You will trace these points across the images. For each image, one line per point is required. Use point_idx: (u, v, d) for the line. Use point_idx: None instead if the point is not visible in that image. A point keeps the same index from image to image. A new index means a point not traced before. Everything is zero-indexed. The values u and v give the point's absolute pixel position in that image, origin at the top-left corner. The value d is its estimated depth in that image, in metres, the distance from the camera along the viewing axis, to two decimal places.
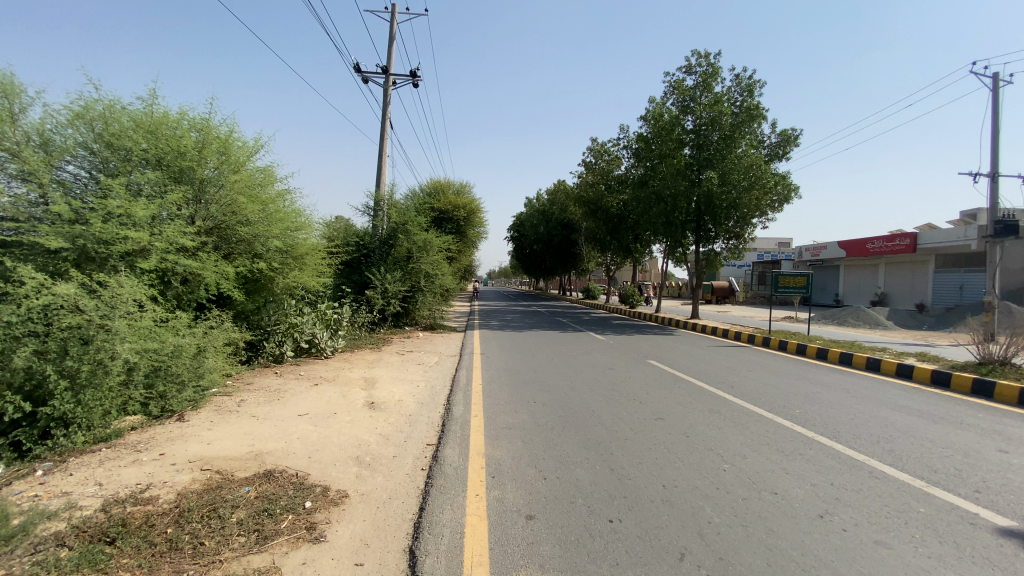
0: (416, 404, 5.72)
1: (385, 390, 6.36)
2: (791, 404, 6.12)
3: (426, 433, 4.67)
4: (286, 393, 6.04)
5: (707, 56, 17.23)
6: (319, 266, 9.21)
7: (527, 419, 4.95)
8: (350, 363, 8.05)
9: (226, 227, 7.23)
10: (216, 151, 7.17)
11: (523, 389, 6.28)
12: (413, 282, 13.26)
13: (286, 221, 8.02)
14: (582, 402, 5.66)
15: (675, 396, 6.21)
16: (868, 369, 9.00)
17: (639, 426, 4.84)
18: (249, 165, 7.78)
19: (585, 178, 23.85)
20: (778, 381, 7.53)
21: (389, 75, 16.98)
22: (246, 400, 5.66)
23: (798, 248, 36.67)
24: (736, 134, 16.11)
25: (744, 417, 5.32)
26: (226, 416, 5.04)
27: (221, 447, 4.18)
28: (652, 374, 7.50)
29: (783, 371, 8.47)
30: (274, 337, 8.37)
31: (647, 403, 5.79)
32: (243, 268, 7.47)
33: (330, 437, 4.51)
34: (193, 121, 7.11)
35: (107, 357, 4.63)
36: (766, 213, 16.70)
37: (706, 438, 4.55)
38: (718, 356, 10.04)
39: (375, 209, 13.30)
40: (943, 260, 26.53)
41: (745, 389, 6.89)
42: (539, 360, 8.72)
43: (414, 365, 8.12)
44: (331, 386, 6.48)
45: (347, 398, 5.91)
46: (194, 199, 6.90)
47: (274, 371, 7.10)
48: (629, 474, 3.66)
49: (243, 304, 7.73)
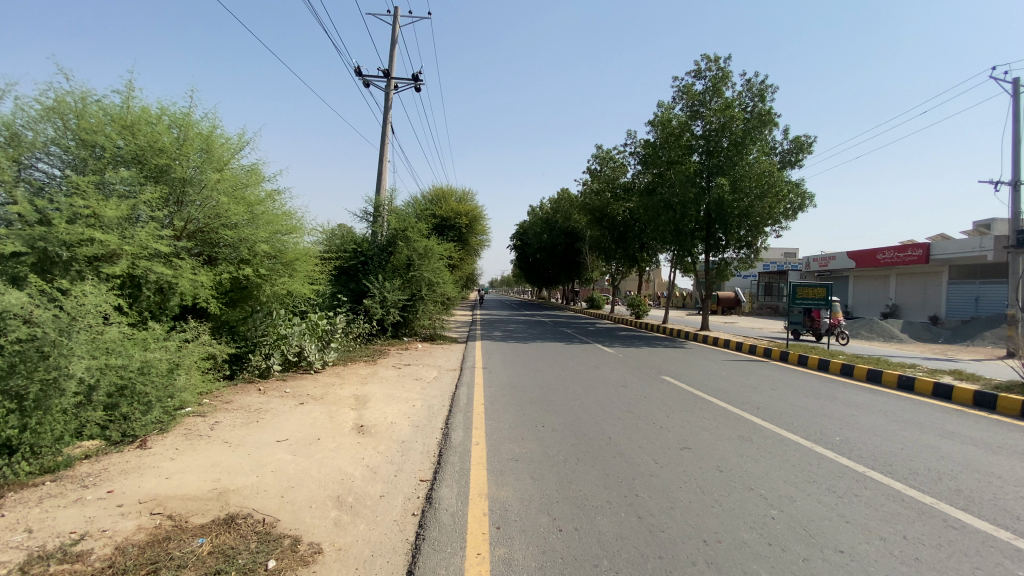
0: (411, 428, 5.11)
1: (378, 411, 5.75)
2: (827, 430, 5.52)
3: (419, 466, 4.06)
4: (267, 414, 5.43)
5: (717, 61, 16.74)
6: (311, 273, 8.65)
7: (536, 449, 4.37)
8: (342, 378, 7.45)
9: (208, 231, 6.74)
10: (197, 148, 6.63)
11: (530, 411, 5.68)
12: (412, 291, 12.69)
13: (274, 224, 7.48)
14: (596, 428, 5.07)
15: (698, 419, 5.63)
16: (899, 388, 8.35)
17: (664, 458, 4.26)
18: (234, 164, 7.25)
19: (590, 186, 23.31)
20: (806, 401, 6.91)
21: (391, 79, 16.57)
22: (220, 422, 5.05)
23: (806, 259, 36.07)
24: (747, 140, 15.56)
25: (779, 447, 4.73)
26: (195, 442, 4.44)
27: (180, 484, 3.58)
28: (669, 393, 6.92)
29: (809, 389, 7.85)
30: (261, 349, 7.78)
31: (667, 428, 5.23)
32: (227, 275, 6.97)
33: (310, 471, 3.91)
34: (173, 116, 6.57)
35: (61, 375, 4.03)
36: (779, 222, 16.12)
37: (743, 476, 3.97)
38: (736, 372, 9.41)
39: (376, 215, 12.77)
40: (957, 271, 25.87)
41: (773, 411, 6.28)
42: (546, 375, 8.12)
43: (411, 381, 7.52)
44: (318, 406, 5.87)
45: (334, 420, 5.30)
46: (174, 201, 6.38)
47: (258, 388, 6.50)
48: (661, 525, 3.08)
49: (225, 314, 7.17)
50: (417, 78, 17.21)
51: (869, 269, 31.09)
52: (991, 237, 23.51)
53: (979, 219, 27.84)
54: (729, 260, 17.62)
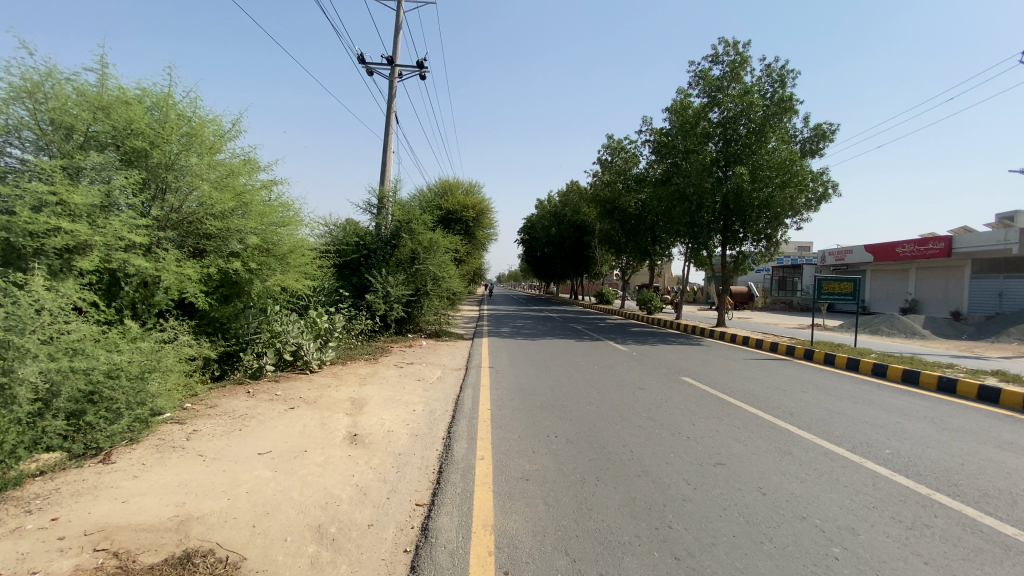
0: (409, 437, 4.58)
1: (374, 417, 5.23)
2: (874, 440, 4.94)
3: (415, 487, 3.54)
4: (252, 421, 4.93)
5: (735, 45, 15.99)
6: (307, 267, 8.14)
7: (549, 465, 3.84)
8: (339, 378, 6.94)
9: (195, 221, 6.29)
10: (177, 131, 6.14)
11: (541, 418, 5.16)
12: (417, 285, 12.18)
13: (266, 215, 7.02)
14: (616, 439, 4.54)
15: (727, 428, 5.08)
16: (940, 391, 7.69)
17: (697, 478, 3.74)
18: (220, 149, 6.74)
19: (601, 177, 22.67)
20: (842, 406, 6.33)
21: (394, 67, 16.06)
22: (198, 431, 4.56)
23: (821, 252, 35.21)
24: (766, 128, 14.86)
25: (826, 465, 4.17)
26: (165, 456, 3.96)
27: (138, 511, 3.09)
28: (692, 397, 6.37)
29: (842, 392, 7.26)
30: (252, 347, 7.29)
31: (694, 438, 4.70)
32: (215, 269, 6.50)
33: (290, 492, 3.40)
34: (154, 98, 6.10)
35: (10, 381, 3.57)
36: (801, 213, 15.39)
37: (791, 501, 3.43)
38: (761, 372, 8.80)
39: (379, 206, 12.30)
40: (981, 265, 24.99)
41: (808, 418, 5.70)
42: (557, 376, 7.58)
43: (413, 382, 6.99)
44: (309, 411, 5.36)
45: (325, 428, 4.80)
46: (156, 189, 5.91)
47: (247, 391, 6.00)
48: (704, 568, 2.55)
49: (214, 310, 6.69)
50: (422, 66, 16.69)
51: (887, 263, 30.21)
52: (1016, 230, 22.61)
53: (1002, 211, 26.91)
54: (747, 253, 16.93)
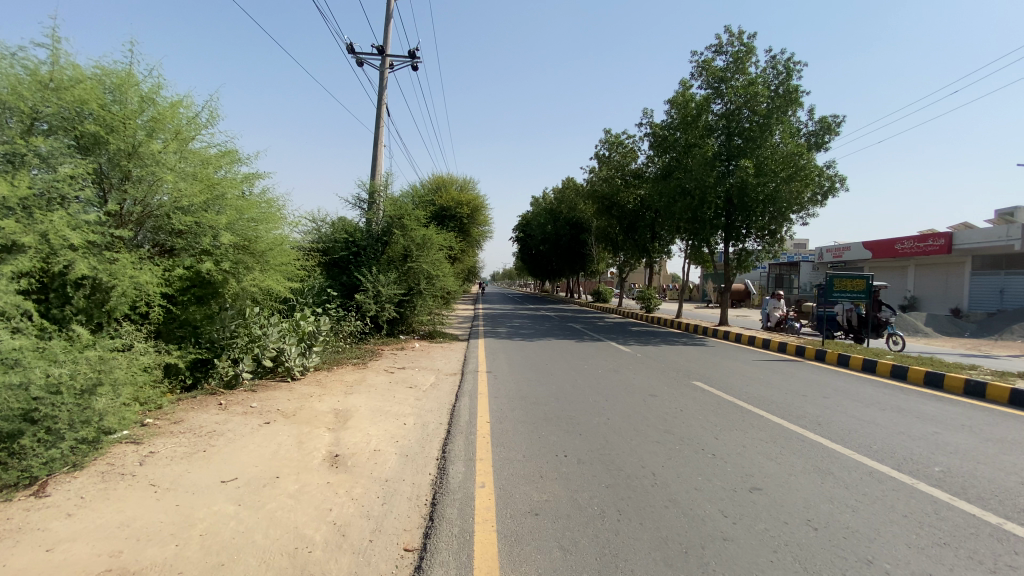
0: (399, 458, 4.02)
1: (359, 432, 4.65)
2: (919, 457, 4.45)
3: (405, 525, 2.98)
4: (220, 440, 4.34)
5: (740, 34, 15.48)
6: (290, 265, 7.55)
7: (562, 495, 3.29)
8: (322, 387, 6.34)
9: (161, 216, 5.73)
10: (138, 115, 5.56)
11: (547, 432, 4.61)
12: (409, 284, 11.59)
13: (243, 210, 6.43)
14: (634, 459, 3.99)
15: (755, 442, 4.56)
16: (968, 395, 7.22)
17: (734, 508, 3.22)
18: (190, 135, 6.14)
19: (598, 173, 22.15)
20: (873, 415, 5.81)
21: (385, 57, 15.48)
22: (154, 454, 3.99)
23: (819, 249, 34.97)
24: (772, 119, 14.38)
25: (876, 490, 3.66)
26: (110, 488, 3.38)
27: (61, 564, 2.53)
28: (709, 405, 5.85)
29: (867, 397, 6.75)
30: (227, 353, 6.70)
31: (721, 456, 4.16)
32: (182, 269, 5.95)
33: (252, 534, 2.83)
34: (113, 79, 5.49)
35: None
36: (806, 208, 14.91)
37: (849, 538, 2.91)
38: (775, 374, 8.30)
39: (370, 202, 11.72)
40: (981, 261, 24.72)
41: (840, 429, 5.18)
42: (561, 382, 7.01)
43: (405, 390, 6.41)
44: (286, 426, 4.79)
45: (304, 448, 4.23)
46: (113, 179, 5.36)
47: (218, 403, 5.41)
48: None
49: (183, 313, 6.13)
50: (415, 57, 16.10)
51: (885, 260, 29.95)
52: (1018, 226, 22.31)
53: (1002, 207, 26.68)
54: (750, 250, 16.46)
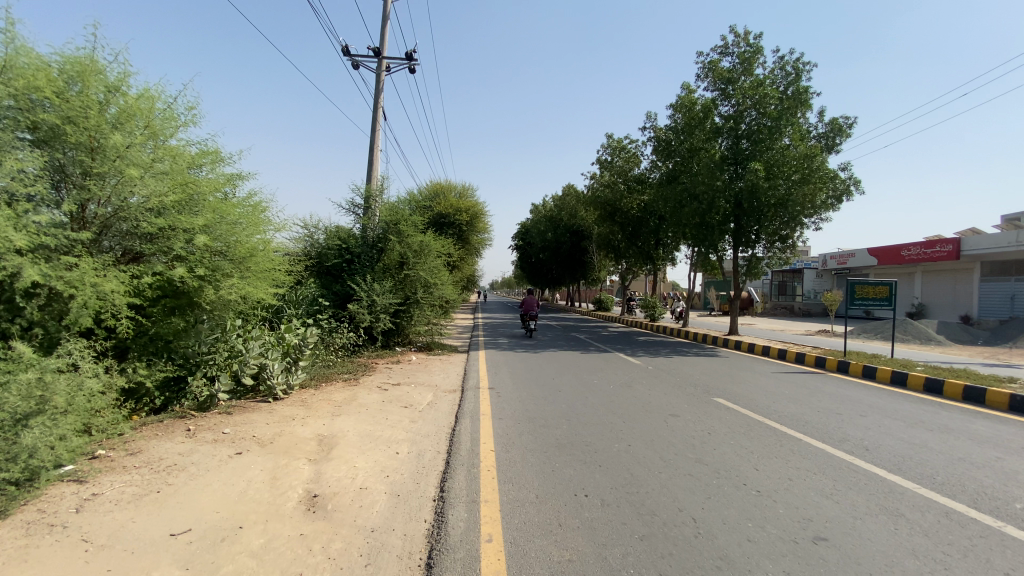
0: (388, 499, 3.38)
1: (345, 465, 4.02)
2: (994, 491, 3.82)
3: None
4: (181, 476, 3.72)
5: (746, 35, 15.03)
6: (274, 274, 6.91)
7: (587, 553, 2.67)
8: (307, 408, 5.69)
9: (129, 219, 5.12)
10: (103, 106, 4.96)
11: (561, 464, 3.98)
12: (406, 293, 10.96)
13: (221, 212, 5.80)
14: (669, 499, 3.37)
15: (801, 473, 3.95)
16: (1013, 411, 6.60)
17: (800, 567, 2.61)
18: (165, 132, 5.52)
19: (600, 178, 21.63)
20: (923, 437, 5.18)
21: (381, 59, 15.00)
22: (98, 497, 3.36)
23: (823, 256, 34.49)
24: (782, 121, 13.89)
25: (963, 539, 3.03)
26: (31, 546, 2.76)
27: None
28: (740, 427, 5.22)
29: (909, 416, 6.11)
30: (202, 370, 6.08)
31: (767, 493, 3.55)
32: (152, 277, 5.32)
33: None
34: (74, 64, 4.85)
35: None
36: (819, 212, 14.35)
37: None
38: (801, 388, 7.67)
39: (365, 207, 11.15)
40: (991, 268, 24.17)
41: (893, 456, 4.54)
42: (571, 399, 6.40)
43: (398, 410, 5.79)
44: (261, 456, 4.15)
45: (278, 486, 3.60)
46: (75, 176, 4.80)
47: (187, 429, 4.78)
48: None
49: (154, 326, 5.52)
50: (411, 59, 15.60)
51: (891, 267, 29.43)
52: None
53: (1009, 213, 26.20)
54: (760, 256, 15.89)
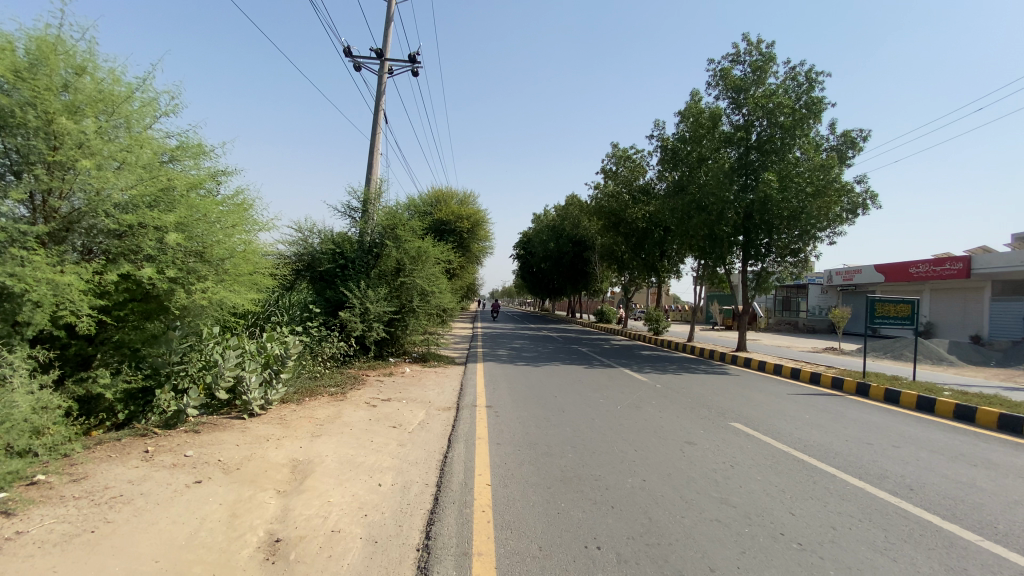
0: (364, 547, 2.85)
1: (318, 499, 3.49)
2: None
3: None
4: (125, 511, 3.18)
5: (758, 43, 14.69)
6: (257, 279, 6.36)
7: None
8: (285, 427, 5.16)
9: (93, 215, 4.61)
10: (70, 88, 4.47)
11: (566, 504, 3.44)
12: (401, 301, 10.44)
13: (199, 209, 5.28)
14: (698, 555, 2.83)
15: (847, 521, 3.40)
16: None
17: None
18: (140, 121, 5.03)
19: (605, 189, 21.25)
20: (969, 475, 4.63)
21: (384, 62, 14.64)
22: (19, 537, 2.83)
23: (828, 272, 34.02)
24: (794, 131, 13.46)
25: None
26: None
27: None
28: (766, 459, 4.68)
29: (947, 448, 5.55)
30: (172, 382, 5.58)
31: (810, 547, 3.01)
32: (119, 278, 4.80)
33: None
34: (35, 42, 4.36)
35: None
36: (832, 226, 13.88)
37: None
38: (824, 413, 7.11)
39: (362, 211, 10.66)
40: (1002, 286, 23.66)
41: (944, 499, 3.99)
42: (576, 422, 5.85)
43: (386, 431, 5.25)
44: (224, 487, 3.62)
45: (237, 525, 3.07)
46: (32, 165, 4.31)
47: (145, 449, 4.25)
48: None
49: (119, 332, 5.01)
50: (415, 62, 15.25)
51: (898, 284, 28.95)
52: None
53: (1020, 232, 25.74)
54: (770, 270, 15.39)
